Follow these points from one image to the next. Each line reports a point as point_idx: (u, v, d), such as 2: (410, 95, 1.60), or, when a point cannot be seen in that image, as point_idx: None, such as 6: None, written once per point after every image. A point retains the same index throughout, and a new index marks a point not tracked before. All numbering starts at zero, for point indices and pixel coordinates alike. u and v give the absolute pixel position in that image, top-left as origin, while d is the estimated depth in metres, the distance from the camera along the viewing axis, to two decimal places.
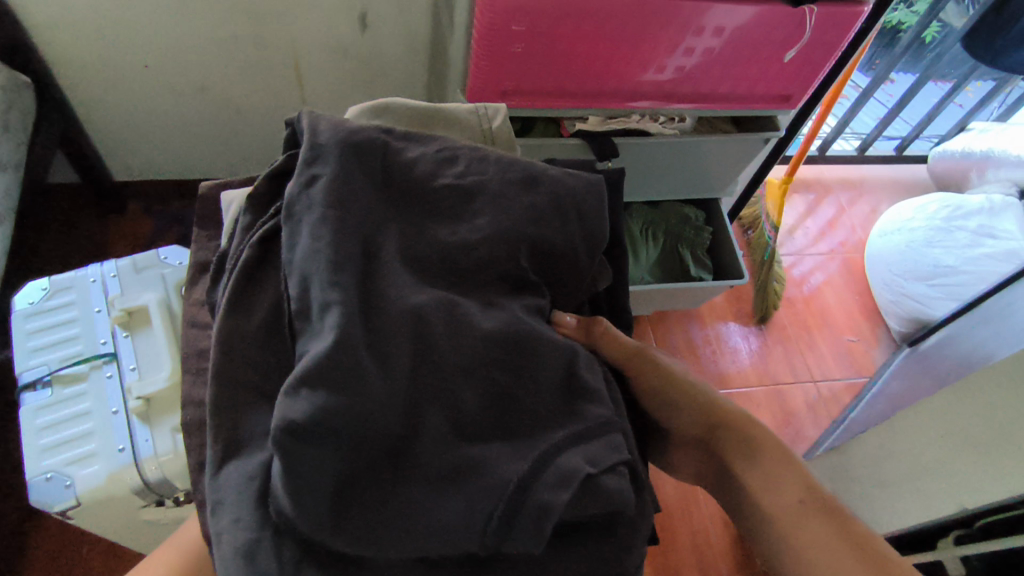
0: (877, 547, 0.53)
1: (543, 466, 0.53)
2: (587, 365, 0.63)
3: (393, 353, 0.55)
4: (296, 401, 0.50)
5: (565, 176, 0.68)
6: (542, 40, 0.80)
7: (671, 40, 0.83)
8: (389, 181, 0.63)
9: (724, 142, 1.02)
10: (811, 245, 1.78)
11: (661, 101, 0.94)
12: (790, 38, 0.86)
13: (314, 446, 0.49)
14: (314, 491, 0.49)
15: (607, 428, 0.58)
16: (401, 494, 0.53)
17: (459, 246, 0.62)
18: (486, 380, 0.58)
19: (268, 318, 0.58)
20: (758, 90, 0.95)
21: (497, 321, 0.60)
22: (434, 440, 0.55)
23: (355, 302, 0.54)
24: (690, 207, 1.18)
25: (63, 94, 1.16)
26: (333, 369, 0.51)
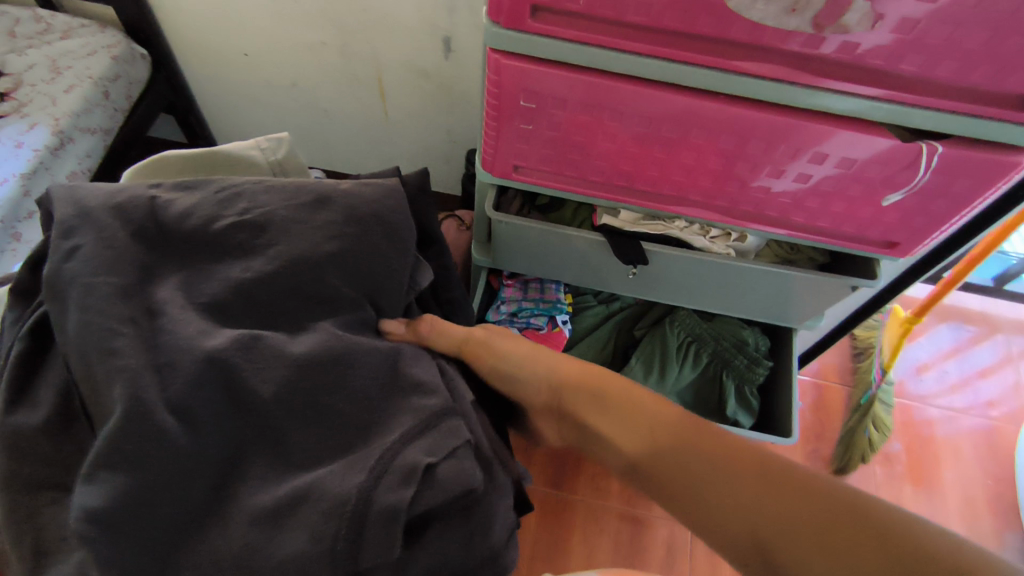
0: (736, 443, 0.52)
1: (379, 473, 0.49)
2: (412, 362, 0.57)
3: (191, 404, 0.49)
4: (90, 488, 0.45)
5: (358, 187, 0.60)
6: (555, 124, 0.68)
7: (722, 150, 0.67)
8: (162, 232, 0.56)
9: (790, 276, 0.81)
10: (940, 396, 1.42)
11: (712, 214, 0.76)
12: (894, 178, 0.65)
13: (124, 524, 0.45)
14: (148, 542, 0.46)
15: (444, 411, 0.54)
16: (241, 514, 0.48)
17: (255, 280, 0.55)
18: (297, 396, 0.52)
19: (52, 416, 0.53)
20: (849, 230, 0.74)
21: (311, 341, 0.54)
22: (269, 459, 0.51)
23: (152, 367, 0.49)
24: (754, 332, 0.97)
25: (176, 68, 1.24)
26: (125, 442, 0.46)
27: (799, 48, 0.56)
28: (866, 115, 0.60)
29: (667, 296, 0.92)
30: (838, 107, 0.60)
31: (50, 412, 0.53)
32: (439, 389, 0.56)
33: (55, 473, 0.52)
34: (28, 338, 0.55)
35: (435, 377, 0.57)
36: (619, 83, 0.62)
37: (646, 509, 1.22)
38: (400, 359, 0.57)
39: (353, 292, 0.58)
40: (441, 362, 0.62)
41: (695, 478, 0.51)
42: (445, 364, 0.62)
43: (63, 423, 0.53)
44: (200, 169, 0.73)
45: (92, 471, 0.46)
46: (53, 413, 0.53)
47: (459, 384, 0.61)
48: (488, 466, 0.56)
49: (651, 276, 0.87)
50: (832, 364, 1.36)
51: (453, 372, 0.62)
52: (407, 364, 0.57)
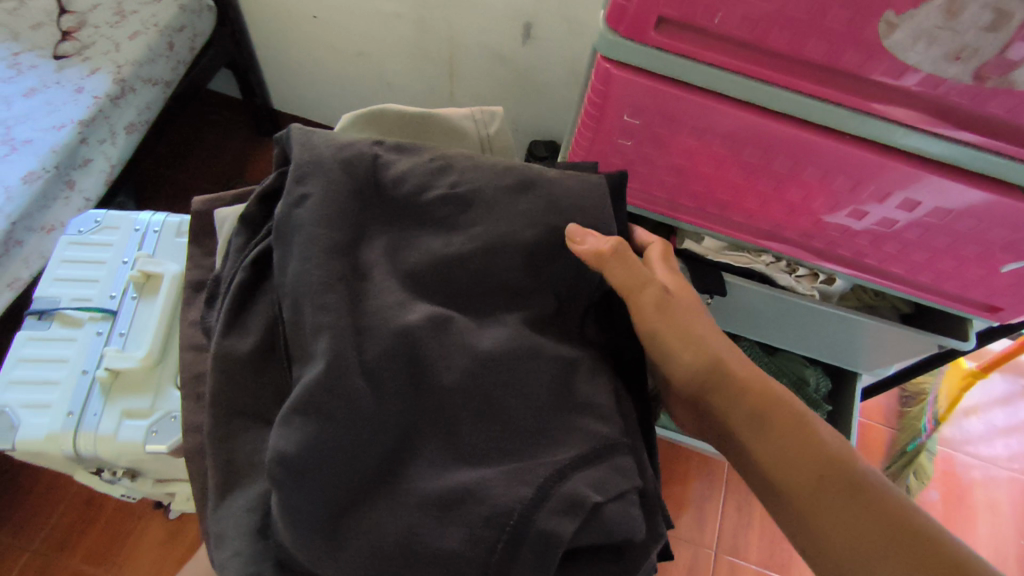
0: (920, 531, 0.45)
1: (546, 492, 0.47)
2: (591, 377, 0.55)
3: (385, 375, 0.51)
4: (288, 431, 0.48)
5: (561, 183, 0.60)
6: (656, 143, 0.63)
7: (833, 191, 0.62)
8: (380, 190, 0.59)
9: (879, 326, 0.76)
10: (985, 450, 1.37)
11: (802, 252, 0.72)
12: (1017, 245, 0.59)
13: (310, 474, 0.47)
14: (318, 503, 0.47)
15: (619, 446, 0.51)
16: (395, 504, 0.48)
17: (453, 258, 0.56)
18: (475, 392, 0.51)
19: (258, 348, 0.56)
20: (949, 288, 0.69)
21: (498, 336, 0.54)
22: (436, 453, 0.51)
23: (353, 333, 0.51)
24: (817, 372, 0.92)
25: (241, 21, 1.19)
26: (323, 394, 0.48)
27: (955, 99, 0.50)
28: (1010, 179, 0.54)
29: (762, 333, 0.88)
30: (978, 167, 0.54)
31: (256, 345, 0.57)
32: (615, 416, 0.53)
33: (266, 405, 0.56)
34: (248, 271, 0.59)
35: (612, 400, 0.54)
36: (738, 110, 0.57)
37: (668, 528, 1.19)
38: (578, 373, 0.54)
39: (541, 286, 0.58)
40: (615, 379, 0.57)
41: (857, 552, 0.45)
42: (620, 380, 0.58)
43: (266, 359, 0.57)
44: (403, 125, 0.73)
45: (289, 418, 0.48)
46: (257, 346, 0.57)
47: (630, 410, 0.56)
48: (652, 510, 0.51)
49: (731, 308, 0.83)
50: (879, 404, 1.31)
51: (627, 394, 0.58)
52: (584, 380, 0.54)
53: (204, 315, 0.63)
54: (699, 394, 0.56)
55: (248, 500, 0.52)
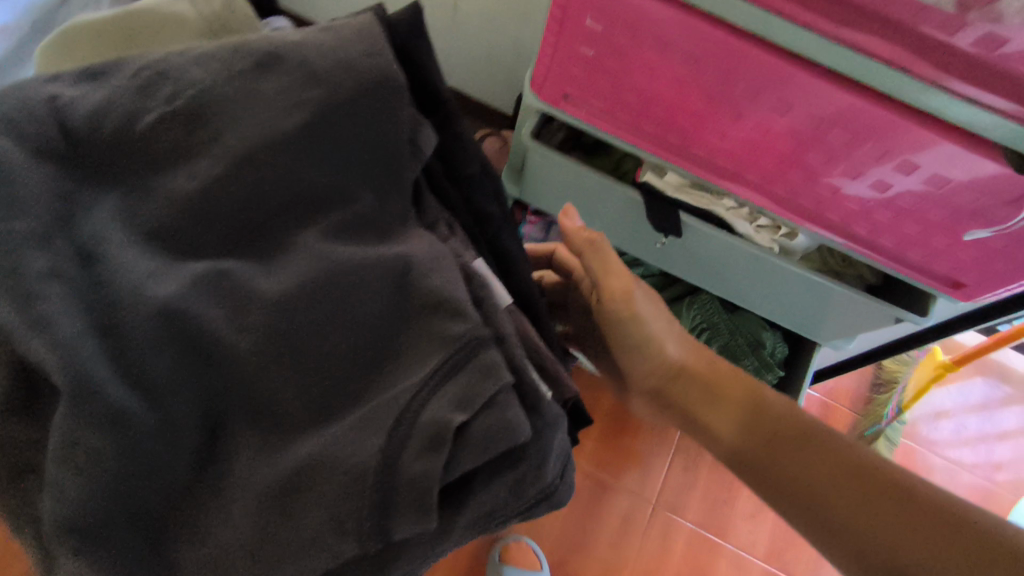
0: (869, 462, 0.50)
1: (398, 437, 0.35)
2: (425, 273, 0.39)
3: (142, 362, 0.35)
4: (49, 491, 0.33)
5: (301, 75, 0.39)
6: (619, 56, 0.59)
7: (800, 132, 0.58)
8: (59, 123, 0.37)
9: (836, 290, 0.73)
10: (949, 450, 1.34)
11: (765, 199, 0.68)
12: (985, 212, 0.55)
13: (105, 529, 0.33)
14: (143, 540, 0.35)
15: (472, 344, 0.37)
16: (228, 494, 0.36)
17: (200, 190, 0.37)
18: (279, 325, 0.37)
19: (16, 392, 0.34)
20: (913, 256, 0.65)
21: (290, 272, 0.38)
22: (254, 403, 0.37)
23: (98, 332, 0.34)
24: (774, 336, 0.90)
25: None
26: (72, 433, 0.33)
27: (969, 48, 0.44)
28: (996, 137, 0.50)
29: (713, 286, 0.85)
30: (957, 118, 0.50)
31: (6, 393, 0.34)
32: (466, 308, 0.38)
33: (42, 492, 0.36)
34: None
35: (460, 289, 0.39)
36: (702, 23, 0.52)
37: (611, 476, 1.19)
38: (419, 279, 0.39)
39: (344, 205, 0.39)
40: (461, 255, 0.43)
41: (823, 492, 0.50)
42: (461, 250, 0.43)
43: (26, 404, 0.35)
44: (119, 42, 0.51)
45: (59, 467, 0.33)
46: (14, 395, 0.34)
47: (481, 280, 0.42)
48: (527, 395, 0.40)
49: (687, 253, 0.80)
50: (847, 388, 1.26)
51: (473, 265, 0.43)
52: (420, 281, 0.39)
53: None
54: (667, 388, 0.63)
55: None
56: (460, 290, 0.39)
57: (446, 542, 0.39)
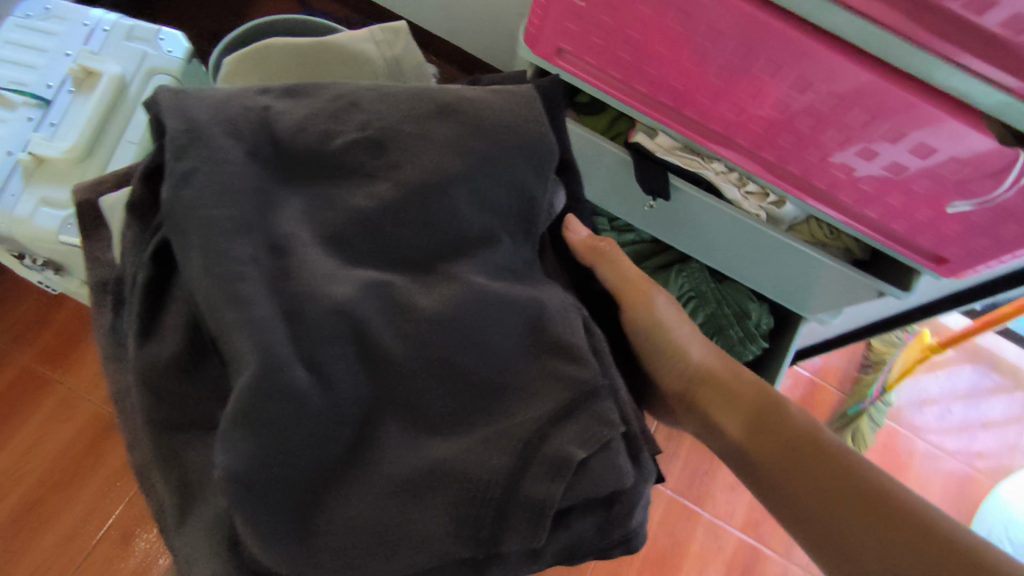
0: (888, 496, 0.46)
1: (527, 450, 0.38)
2: (552, 321, 0.42)
3: (330, 361, 0.37)
4: (220, 447, 0.34)
5: (463, 118, 0.43)
6: (612, 11, 0.58)
7: (788, 97, 0.57)
8: (275, 148, 0.42)
9: (829, 266, 0.71)
10: (942, 436, 1.25)
11: (755, 165, 0.67)
12: (969, 185, 0.54)
13: (262, 485, 0.34)
14: (294, 513, 0.35)
15: (597, 387, 0.40)
16: (352, 489, 0.37)
17: (378, 210, 0.41)
18: (436, 341, 0.39)
19: (186, 350, 0.41)
20: (896, 228, 0.65)
21: (444, 296, 0.40)
22: (405, 395, 0.39)
23: (281, 320, 0.36)
24: (760, 308, 0.89)
25: None
26: (268, 400, 0.34)
27: (960, 11, 0.44)
28: (985, 105, 0.49)
29: (710, 257, 0.83)
30: (945, 84, 0.49)
31: (179, 350, 0.41)
32: (590, 358, 0.41)
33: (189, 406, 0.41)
34: (153, 267, 0.42)
35: (581, 337, 0.42)
36: None
37: None
38: (549, 328, 0.41)
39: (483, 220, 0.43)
40: (580, 311, 0.44)
41: (831, 517, 0.47)
42: (583, 312, 0.45)
43: (190, 363, 0.41)
44: (314, 69, 0.63)
45: (229, 433, 0.34)
46: (182, 351, 0.41)
47: (601, 339, 0.44)
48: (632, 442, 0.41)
49: (689, 218, 0.78)
50: (835, 366, 1.25)
51: (591, 325, 0.44)
52: (552, 331, 0.41)
53: (114, 319, 0.49)
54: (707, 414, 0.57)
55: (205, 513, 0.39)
56: (576, 330, 0.42)
57: (533, 564, 0.41)
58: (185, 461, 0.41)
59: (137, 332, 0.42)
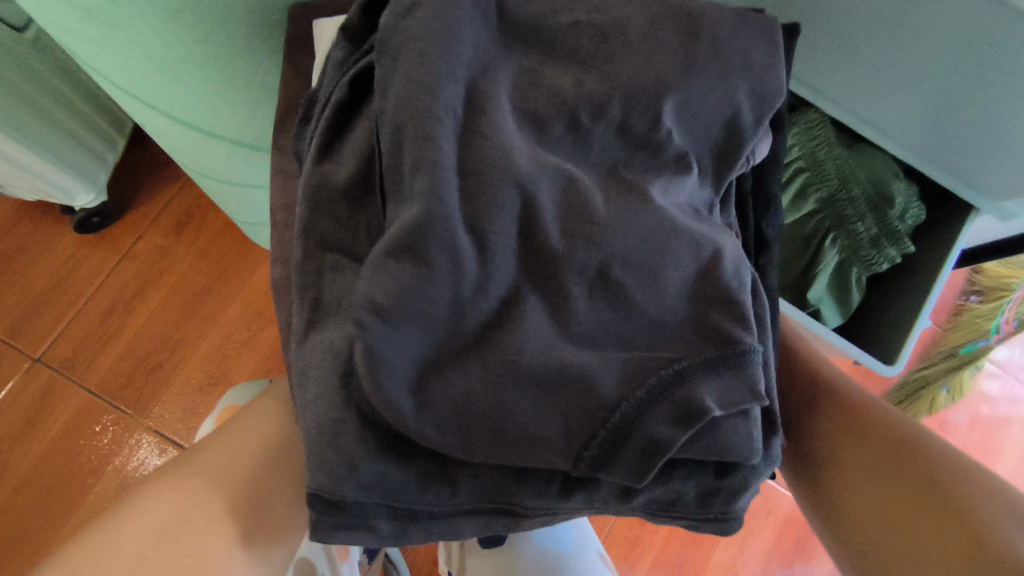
0: (932, 462, 0.38)
1: (668, 382, 0.29)
2: (725, 259, 0.32)
3: (497, 233, 0.30)
4: (373, 272, 0.29)
5: (733, 18, 0.35)
6: None
7: None
8: (499, 7, 0.34)
9: None
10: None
11: None
12: None
13: (403, 338, 0.29)
14: (410, 362, 0.29)
15: (749, 349, 0.30)
16: (455, 377, 0.29)
17: (590, 100, 0.33)
18: (594, 242, 0.31)
19: (358, 181, 0.33)
20: None
21: (626, 205, 0.32)
22: (548, 289, 0.31)
23: (458, 185, 0.30)
24: (910, 195, 0.56)
25: None
26: (426, 241, 0.29)
27: None
28: None
29: (876, 117, 0.55)
30: None
31: (353, 177, 0.33)
32: (750, 317, 0.31)
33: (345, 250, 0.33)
34: (350, 87, 0.33)
35: (747, 295, 0.32)
36: None
37: None
38: (714, 269, 0.32)
39: (703, 147, 0.35)
40: (752, 271, 0.34)
41: (867, 480, 0.39)
42: (756, 279, 0.34)
43: (360, 195, 0.33)
44: None
45: (381, 262, 0.29)
46: (358, 177, 0.33)
47: (763, 307, 0.33)
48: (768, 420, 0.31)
49: (844, 45, 0.50)
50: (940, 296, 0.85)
51: (760, 289, 0.34)
52: (717, 272, 0.32)
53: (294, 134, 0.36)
54: (788, 413, 0.44)
55: (308, 371, 0.32)
56: (747, 280, 0.32)
57: (616, 505, 0.31)
58: (325, 284, 0.33)
59: (315, 153, 0.34)
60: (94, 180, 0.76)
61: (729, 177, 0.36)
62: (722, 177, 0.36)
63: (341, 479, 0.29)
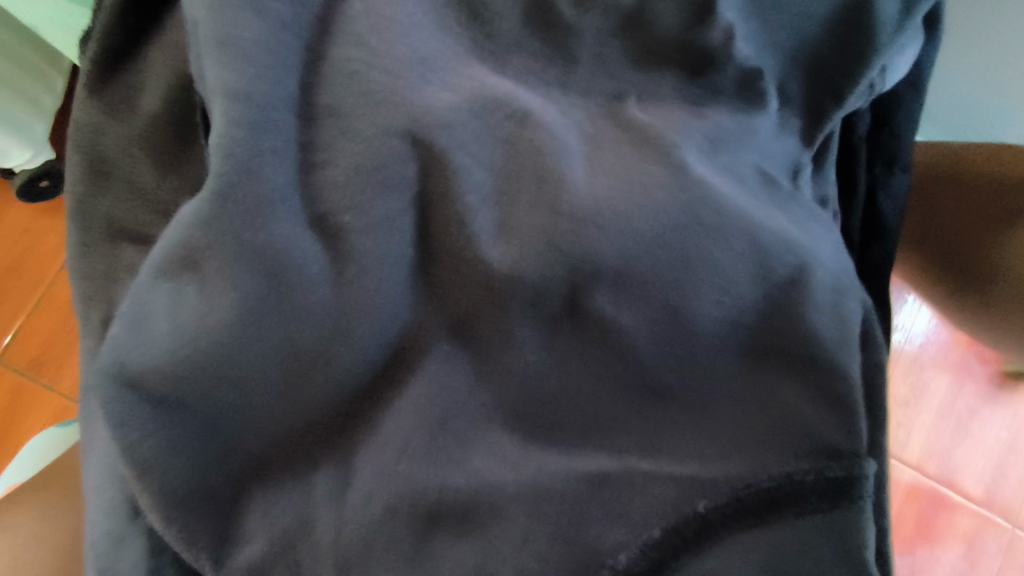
0: None
1: (684, 541, 0.16)
2: (817, 286, 0.17)
3: (370, 232, 0.16)
4: (143, 308, 0.16)
5: None
6: None
7: None
8: None
9: None
10: None
11: None
12: None
13: (199, 427, 0.16)
14: (200, 470, 0.16)
15: (851, 476, 0.16)
16: (299, 486, 0.17)
17: None
18: (559, 247, 0.16)
19: (169, 125, 0.19)
20: None
21: (630, 179, 0.17)
22: (476, 336, 0.17)
23: (294, 138, 0.16)
24: None
25: None
26: (232, 249, 0.15)
27: None
28: None
29: None
30: None
31: (157, 121, 0.19)
32: (856, 408, 0.16)
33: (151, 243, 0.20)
34: None
35: (855, 357, 0.17)
36: None
37: None
38: (792, 308, 0.17)
39: (789, 60, 0.19)
40: (865, 300, 0.18)
41: None
42: (870, 314, 0.18)
43: (170, 150, 0.20)
44: None
45: (148, 286, 0.16)
46: (169, 119, 0.19)
47: (880, 366, 0.18)
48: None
49: None
50: None
51: (879, 336, 0.18)
52: (799, 317, 0.17)
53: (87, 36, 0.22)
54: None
55: (93, 450, 0.19)
56: (855, 330, 0.17)
57: None
58: (120, 298, 0.20)
59: (89, 78, 0.20)
60: (27, 131, 0.42)
61: (839, 117, 0.20)
62: (821, 117, 0.20)
63: None
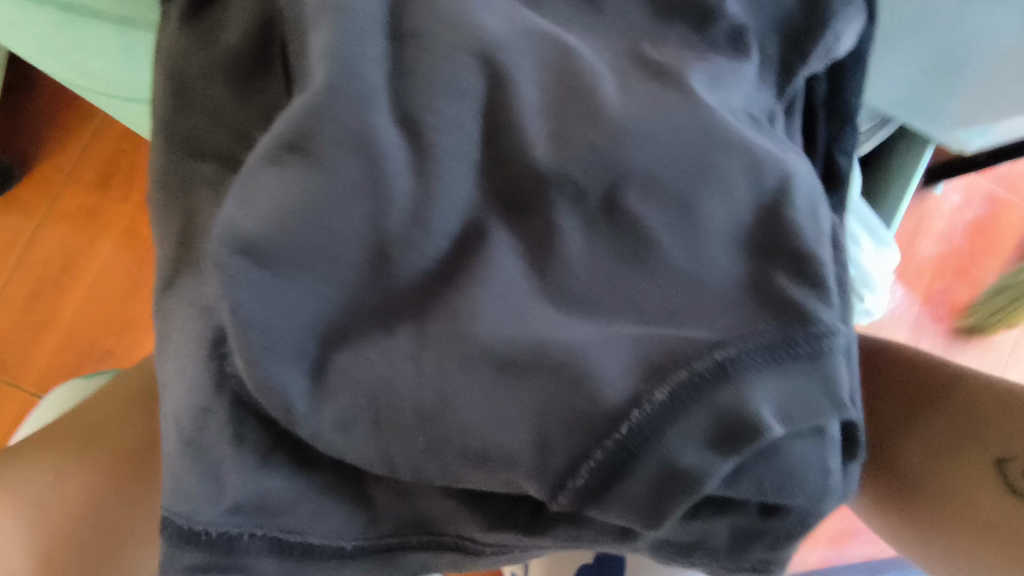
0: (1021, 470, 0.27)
1: (703, 386, 0.19)
2: (798, 190, 0.21)
3: (446, 132, 0.19)
4: (254, 189, 0.19)
5: None
6: None
7: None
8: None
9: None
10: None
11: None
12: None
13: (298, 293, 0.19)
14: (298, 330, 0.19)
15: (829, 334, 0.20)
16: (378, 354, 0.19)
17: None
18: (598, 150, 0.20)
19: (245, 55, 0.22)
20: None
21: (653, 101, 0.21)
22: (528, 225, 0.20)
23: (384, 54, 0.19)
24: None
25: None
26: (334, 139, 0.18)
27: None
28: None
29: None
30: None
31: (235, 51, 0.22)
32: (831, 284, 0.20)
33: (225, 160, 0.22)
34: None
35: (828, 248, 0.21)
36: None
37: None
38: (780, 207, 0.21)
39: (768, 22, 0.24)
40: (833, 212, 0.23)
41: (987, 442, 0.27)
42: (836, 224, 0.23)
43: (244, 77, 0.22)
44: None
45: (259, 169, 0.19)
46: (245, 49, 0.22)
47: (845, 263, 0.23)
48: (849, 428, 0.22)
49: None
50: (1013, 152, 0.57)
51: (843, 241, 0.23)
52: (786, 212, 0.21)
53: None
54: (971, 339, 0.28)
55: (172, 343, 0.21)
56: (828, 227, 0.21)
57: (613, 543, 0.22)
58: (200, 206, 0.22)
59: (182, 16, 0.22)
60: None
61: (804, 76, 0.25)
62: (791, 74, 0.24)
63: (199, 501, 0.20)
